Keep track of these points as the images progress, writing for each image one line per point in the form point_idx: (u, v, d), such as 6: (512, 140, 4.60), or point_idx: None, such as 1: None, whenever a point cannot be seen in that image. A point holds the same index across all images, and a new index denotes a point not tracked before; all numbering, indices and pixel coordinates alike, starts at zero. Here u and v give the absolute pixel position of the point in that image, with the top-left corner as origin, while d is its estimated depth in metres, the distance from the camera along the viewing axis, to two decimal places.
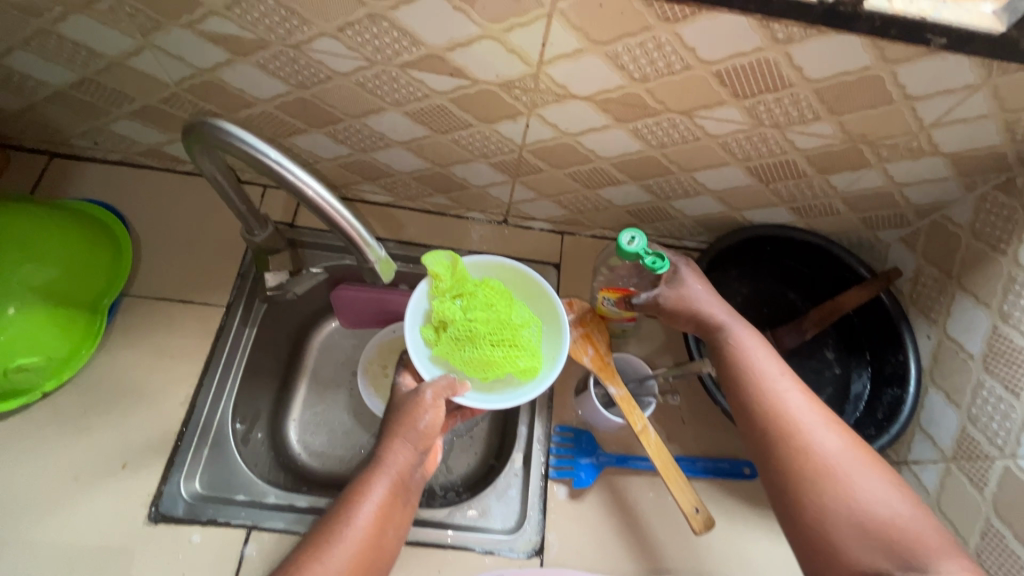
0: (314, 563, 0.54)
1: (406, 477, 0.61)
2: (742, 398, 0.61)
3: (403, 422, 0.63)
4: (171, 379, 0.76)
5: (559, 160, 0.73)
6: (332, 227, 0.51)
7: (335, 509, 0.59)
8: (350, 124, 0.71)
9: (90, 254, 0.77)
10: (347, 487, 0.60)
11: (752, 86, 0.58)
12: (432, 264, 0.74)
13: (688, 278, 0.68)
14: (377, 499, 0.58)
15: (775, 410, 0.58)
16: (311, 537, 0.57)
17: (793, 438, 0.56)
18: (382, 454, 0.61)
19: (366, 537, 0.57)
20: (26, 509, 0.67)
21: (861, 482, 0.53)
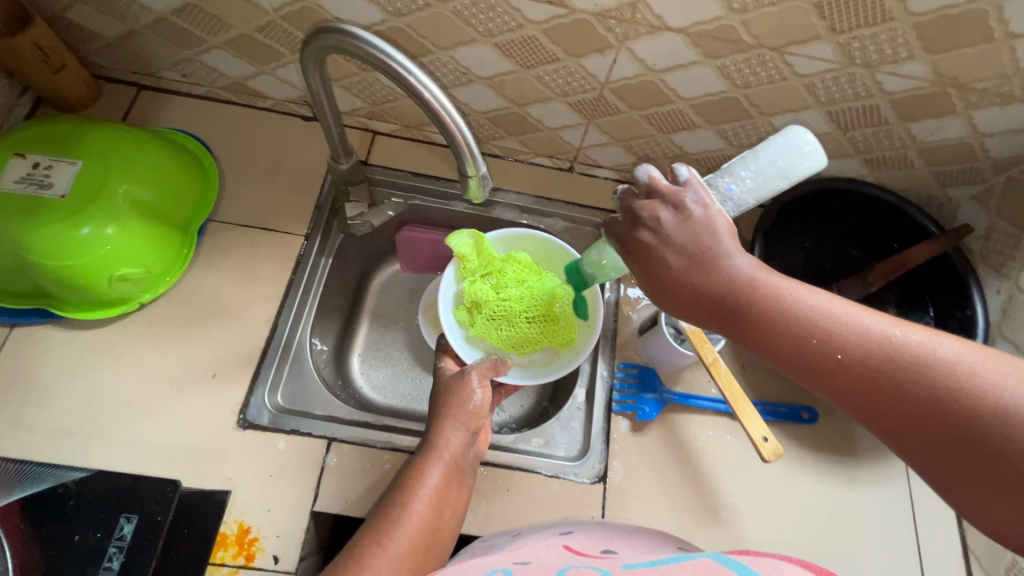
0: (375, 549, 0.55)
1: (458, 460, 0.65)
2: (810, 374, 0.44)
3: (452, 408, 0.68)
4: (254, 300, 0.80)
5: (638, 99, 0.75)
6: (443, 131, 0.53)
7: (391, 497, 0.61)
8: (438, 57, 0.73)
9: (186, 183, 0.81)
10: (402, 475, 0.63)
11: (850, 20, 0.58)
12: (457, 245, 0.77)
13: (662, 223, 0.49)
14: (433, 482, 0.62)
15: (877, 382, 0.41)
16: (370, 524, 0.58)
17: (918, 399, 0.39)
18: (433, 439, 0.65)
19: (425, 519, 0.59)
20: (125, 408, 0.71)
21: None
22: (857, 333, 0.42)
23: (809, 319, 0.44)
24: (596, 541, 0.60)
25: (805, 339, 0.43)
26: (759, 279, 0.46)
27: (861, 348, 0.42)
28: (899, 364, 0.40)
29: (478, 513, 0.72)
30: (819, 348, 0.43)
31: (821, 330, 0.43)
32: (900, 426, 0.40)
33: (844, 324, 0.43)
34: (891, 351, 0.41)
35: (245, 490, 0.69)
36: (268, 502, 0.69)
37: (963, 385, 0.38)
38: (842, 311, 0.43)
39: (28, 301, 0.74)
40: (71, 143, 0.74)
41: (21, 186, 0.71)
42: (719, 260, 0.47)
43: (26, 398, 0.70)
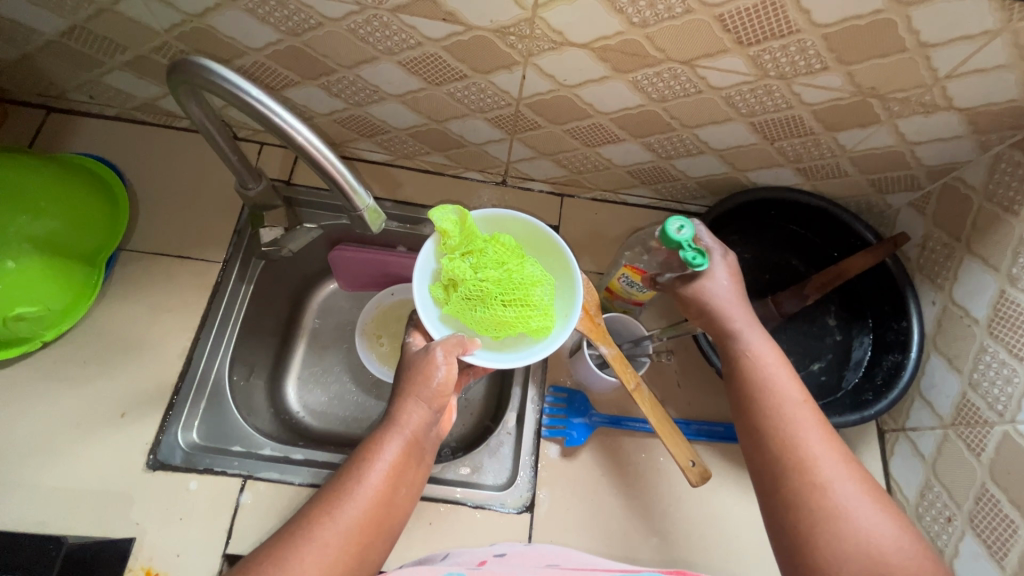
0: (324, 519, 0.51)
1: (419, 436, 0.59)
2: (745, 406, 0.57)
3: (416, 381, 0.60)
4: (168, 332, 0.77)
5: (557, 115, 0.71)
6: (319, 170, 0.50)
7: (343, 469, 0.56)
8: (344, 75, 0.70)
9: (89, 213, 0.77)
10: (358, 448, 0.58)
11: (757, 32, 0.55)
12: (439, 219, 0.67)
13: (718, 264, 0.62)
14: (390, 458, 0.56)
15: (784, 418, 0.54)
16: (320, 494, 0.54)
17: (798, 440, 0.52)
18: (394, 413, 0.59)
19: (377, 496, 0.54)
20: (26, 454, 0.68)
21: (856, 508, 0.48)
22: (792, 400, 0.55)
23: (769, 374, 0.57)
24: (535, 554, 0.63)
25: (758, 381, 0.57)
26: (751, 335, 0.60)
27: (790, 410, 0.54)
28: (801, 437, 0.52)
29: (399, 548, 0.69)
30: (764, 394, 0.56)
31: (772, 384, 0.56)
32: (774, 471, 0.52)
33: (790, 389, 0.56)
34: (803, 423, 0.53)
35: (152, 534, 0.66)
36: (177, 546, 0.66)
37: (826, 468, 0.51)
38: (791, 383, 0.56)
39: None
40: None
41: None
42: (739, 306, 0.61)
43: None
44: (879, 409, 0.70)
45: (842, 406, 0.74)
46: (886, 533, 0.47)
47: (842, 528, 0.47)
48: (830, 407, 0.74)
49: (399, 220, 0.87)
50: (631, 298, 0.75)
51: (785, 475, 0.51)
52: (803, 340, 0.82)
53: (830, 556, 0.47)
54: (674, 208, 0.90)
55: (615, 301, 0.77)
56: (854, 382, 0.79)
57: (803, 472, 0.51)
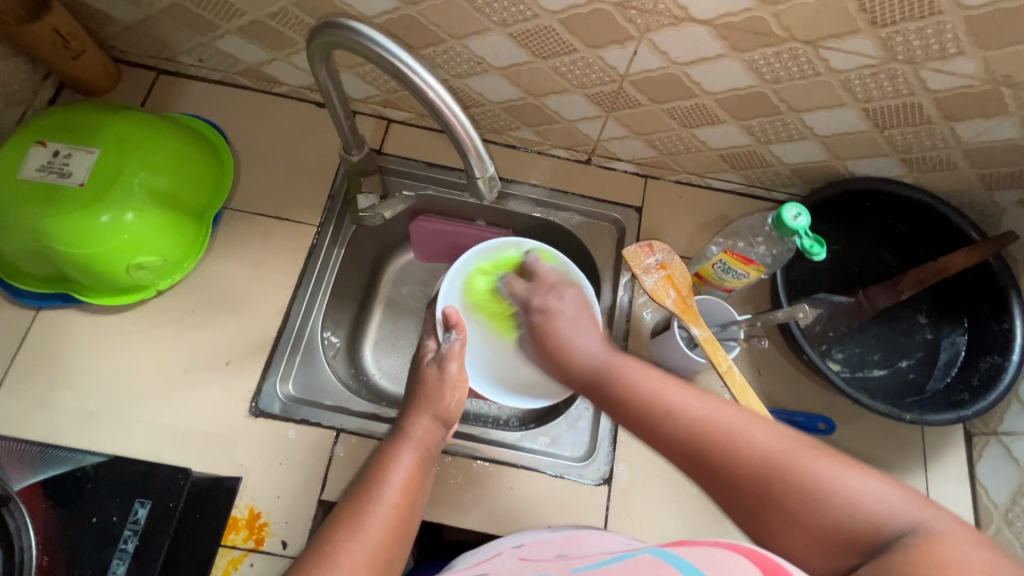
0: (347, 541, 0.50)
1: (429, 448, 0.63)
2: (678, 447, 0.52)
3: (424, 399, 0.66)
4: (268, 289, 0.81)
5: (660, 93, 0.71)
6: (449, 133, 0.52)
7: (355, 491, 0.56)
8: (451, 46, 0.71)
9: (201, 171, 0.81)
10: (372, 460, 0.61)
11: (894, 13, 0.54)
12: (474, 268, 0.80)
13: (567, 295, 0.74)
14: (406, 463, 0.59)
15: (653, 406, 0.55)
16: (335, 519, 0.53)
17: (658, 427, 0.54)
18: (407, 428, 0.64)
19: (397, 504, 0.55)
20: (143, 393, 0.74)
21: (823, 471, 0.43)
22: (691, 424, 0.51)
23: (669, 406, 0.54)
24: (559, 544, 0.56)
25: (660, 424, 0.54)
26: (642, 381, 0.59)
27: (716, 426, 0.50)
28: (729, 443, 0.48)
29: (482, 508, 0.72)
30: (667, 428, 0.53)
31: (670, 414, 0.53)
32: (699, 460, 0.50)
33: (684, 409, 0.53)
34: (732, 427, 0.49)
35: (256, 476, 0.71)
36: (277, 489, 0.71)
37: (784, 464, 0.45)
38: (686, 395, 0.54)
39: (49, 286, 0.76)
40: (87, 130, 0.74)
41: (42, 175, 0.71)
42: (595, 344, 0.68)
43: (52, 379, 0.73)
44: (978, 410, 0.69)
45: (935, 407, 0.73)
46: (902, 509, 0.39)
47: (800, 491, 0.43)
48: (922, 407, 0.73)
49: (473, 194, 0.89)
50: (721, 285, 0.75)
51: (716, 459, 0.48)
52: (890, 336, 0.81)
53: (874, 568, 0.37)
54: (760, 196, 0.88)
55: (704, 285, 0.78)
56: (943, 383, 0.77)
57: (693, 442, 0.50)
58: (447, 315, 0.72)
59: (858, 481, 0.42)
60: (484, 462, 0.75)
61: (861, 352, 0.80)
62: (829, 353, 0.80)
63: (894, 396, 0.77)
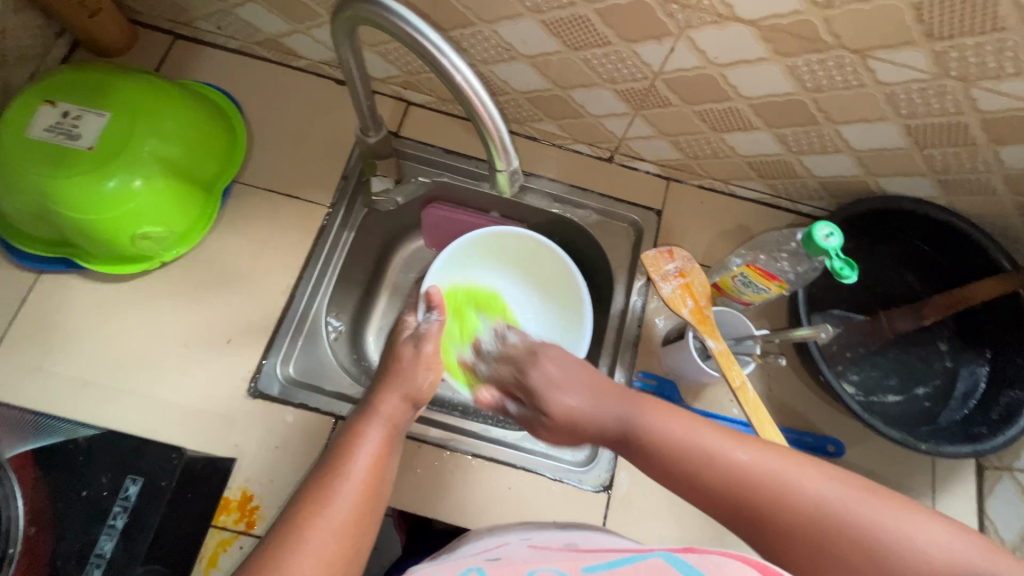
0: (314, 518, 0.46)
1: (398, 427, 0.58)
2: (717, 506, 0.48)
3: (397, 375, 0.62)
4: (275, 267, 0.79)
5: (694, 94, 0.68)
6: (474, 121, 0.49)
7: (321, 466, 0.51)
8: (480, 29, 0.68)
9: (213, 141, 0.78)
10: (339, 433, 0.56)
11: (953, 26, 0.51)
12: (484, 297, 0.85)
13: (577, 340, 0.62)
14: (373, 442, 0.54)
15: (698, 461, 0.49)
16: (302, 494, 0.49)
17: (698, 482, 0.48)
18: (373, 403, 0.59)
19: (364, 484, 0.50)
20: (142, 366, 0.72)
21: (882, 522, 0.42)
22: (732, 471, 0.47)
23: (703, 451, 0.49)
24: (559, 544, 0.56)
25: (691, 475, 0.49)
26: (663, 426, 0.52)
27: (766, 478, 0.46)
28: (783, 498, 0.45)
29: (478, 507, 0.71)
30: (705, 483, 0.48)
31: (703, 467, 0.48)
32: (744, 513, 0.46)
33: (717, 454, 0.48)
34: (781, 476, 0.46)
35: (250, 458, 0.70)
36: (271, 472, 0.70)
37: (846, 518, 0.43)
38: (724, 439, 0.49)
39: (52, 249, 0.74)
40: (98, 92, 0.72)
41: (49, 135, 0.69)
42: (604, 405, 0.55)
43: (51, 345, 0.72)
44: (995, 446, 0.66)
45: (950, 437, 0.71)
46: (947, 549, 0.41)
47: (870, 550, 0.41)
48: (937, 437, 0.71)
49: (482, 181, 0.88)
50: (740, 297, 0.73)
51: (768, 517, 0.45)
52: (908, 361, 0.79)
53: None
54: (784, 207, 0.85)
55: (722, 296, 0.76)
56: (960, 414, 0.75)
57: (743, 499, 0.46)
58: (430, 295, 0.71)
59: (919, 528, 0.42)
60: (482, 460, 0.73)
61: (878, 376, 0.78)
62: (845, 374, 0.78)
63: (909, 423, 0.75)
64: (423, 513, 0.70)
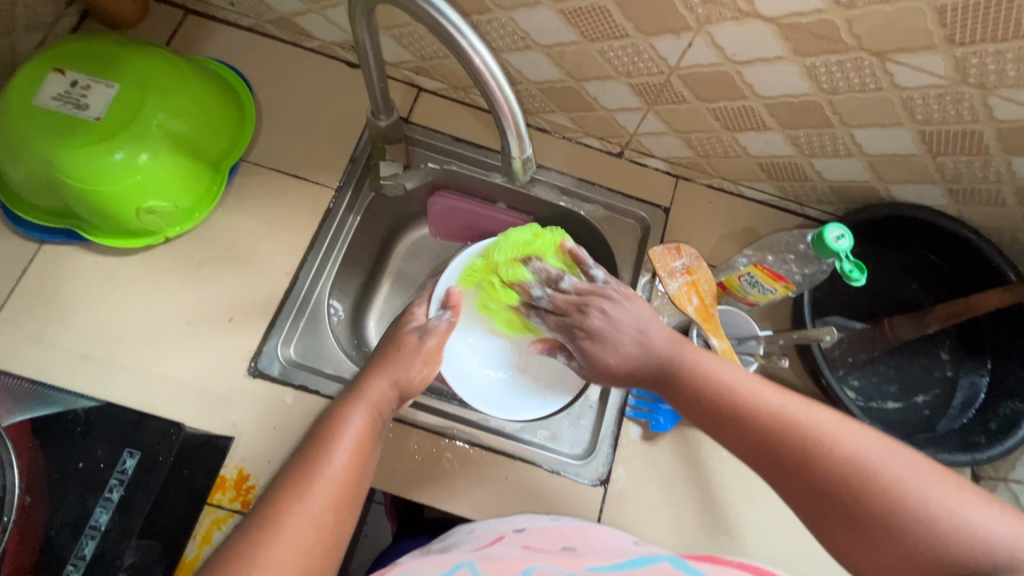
0: (290, 506, 0.47)
1: (381, 410, 0.58)
2: (751, 448, 0.51)
3: (388, 360, 0.62)
4: (280, 248, 0.78)
5: (709, 91, 0.68)
6: (491, 105, 0.49)
7: (301, 452, 0.52)
8: (497, 16, 0.68)
9: (222, 117, 0.78)
10: (321, 419, 0.55)
11: (975, 31, 0.51)
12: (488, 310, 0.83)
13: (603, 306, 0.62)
14: (356, 428, 0.54)
15: (750, 408, 0.52)
16: (281, 479, 0.49)
17: (747, 426, 0.51)
18: (361, 387, 0.58)
19: (344, 472, 0.50)
20: (142, 341, 0.72)
21: (917, 483, 0.44)
22: (771, 417, 0.51)
23: (747, 398, 0.52)
24: (556, 535, 0.57)
25: (745, 420, 0.52)
26: (705, 362, 0.56)
27: (810, 430, 0.49)
28: (821, 447, 0.48)
29: (474, 496, 0.71)
30: (744, 427, 0.52)
31: (744, 408, 0.52)
32: (785, 461, 0.49)
33: (771, 405, 0.51)
34: (815, 428, 0.49)
35: (247, 438, 0.69)
36: (268, 453, 0.69)
37: (877, 471, 0.45)
38: (776, 394, 0.52)
39: (56, 221, 0.73)
40: (108, 62, 0.71)
41: (57, 104, 0.68)
42: (655, 338, 0.59)
43: (51, 315, 0.71)
44: (993, 455, 0.67)
45: (948, 446, 0.71)
46: (978, 513, 0.42)
47: (902, 507, 0.44)
48: (935, 444, 0.71)
49: (491, 170, 0.88)
50: (745, 298, 0.73)
51: (808, 463, 0.48)
52: (909, 369, 0.79)
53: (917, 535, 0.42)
54: (792, 211, 0.84)
55: (727, 296, 0.76)
56: (959, 423, 0.75)
57: (785, 444, 0.49)
58: (451, 296, 0.72)
59: (954, 495, 0.44)
60: (481, 450, 0.73)
61: (878, 382, 0.78)
62: (845, 379, 0.78)
63: (907, 430, 0.75)
64: (419, 499, 0.70)
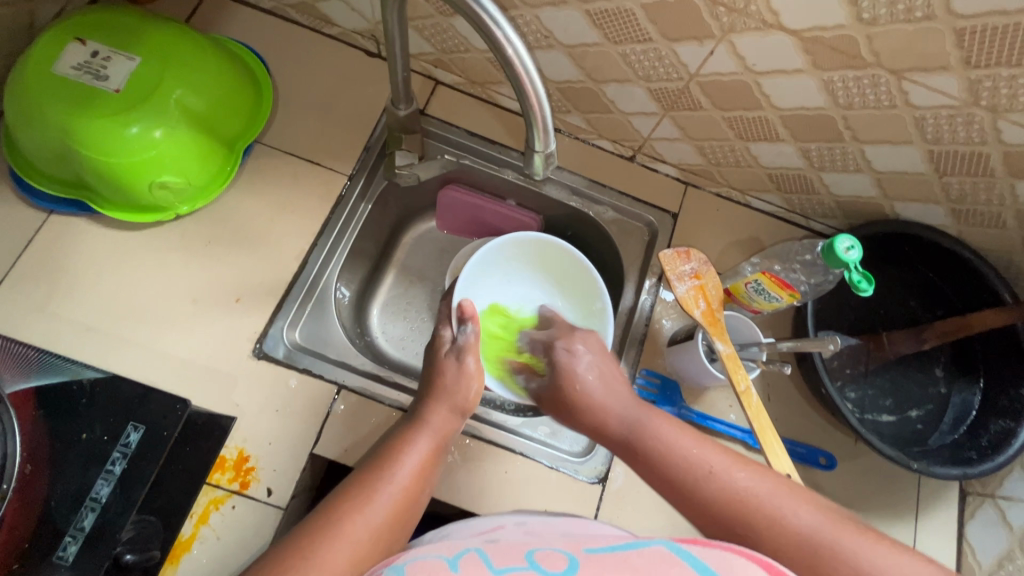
0: (354, 514, 0.51)
1: (445, 438, 0.61)
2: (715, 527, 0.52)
3: (451, 385, 0.64)
4: (290, 231, 0.78)
5: (725, 100, 0.69)
6: (519, 96, 0.50)
7: (369, 466, 0.56)
8: (523, 14, 0.69)
9: (240, 98, 0.77)
10: (387, 441, 0.60)
11: (990, 55, 0.53)
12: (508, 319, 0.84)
13: (573, 359, 0.70)
14: (420, 452, 0.58)
15: (699, 475, 0.54)
16: (344, 488, 0.53)
17: (697, 491, 0.53)
18: (425, 414, 0.62)
19: (404, 492, 0.54)
20: (147, 317, 0.71)
21: (860, 551, 0.46)
22: (728, 493, 0.52)
23: (704, 469, 0.54)
24: (555, 526, 0.57)
25: (695, 492, 0.53)
26: (664, 432, 0.59)
27: (755, 501, 0.51)
28: (765, 519, 0.50)
29: (474, 487, 0.71)
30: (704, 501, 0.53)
31: (699, 482, 0.54)
32: (730, 530, 0.51)
33: (722, 477, 0.53)
34: (772, 502, 0.50)
35: (249, 419, 0.69)
36: (269, 435, 0.68)
37: (819, 543, 0.47)
38: (729, 460, 0.54)
39: (65, 190, 0.72)
40: (130, 34, 0.71)
41: (76, 73, 0.68)
42: (615, 398, 0.64)
43: (55, 285, 0.70)
44: (984, 471, 0.69)
45: (941, 460, 0.73)
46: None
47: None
48: (927, 458, 0.73)
49: (504, 166, 0.88)
50: (750, 304, 0.74)
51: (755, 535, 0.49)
52: (904, 384, 0.80)
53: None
54: (797, 223, 0.85)
55: (731, 302, 0.77)
56: (951, 439, 0.77)
57: (735, 510, 0.51)
58: (463, 308, 0.70)
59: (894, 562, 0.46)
60: (482, 442, 0.73)
61: (874, 395, 0.79)
62: (843, 391, 0.79)
63: (901, 443, 0.76)
64: None
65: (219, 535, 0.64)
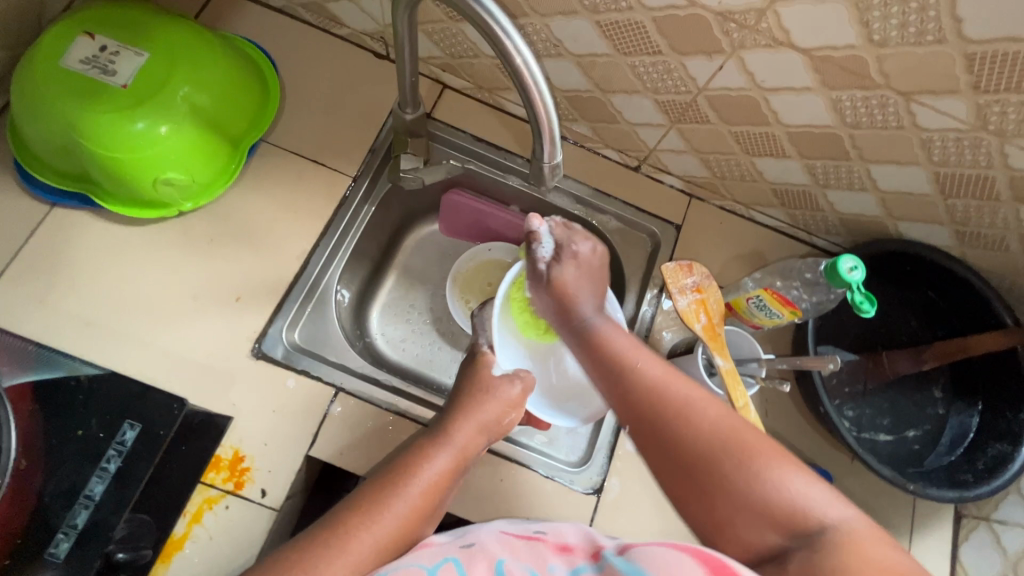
0: (360, 531, 0.52)
1: (467, 456, 0.62)
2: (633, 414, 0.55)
3: (476, 406, 0.65)
4: (292, 230, 0.78)
5: (733, 115, 0.69)
6: (527, 106, 0.50)
7: (384, 479, 0.57)
8: (533, 22, 0.69)
9: (246, 96, 0.77)
10: (405, 454, 0.60)
11: (999, 81, 0.53)
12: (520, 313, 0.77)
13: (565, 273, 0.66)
14: (440, 468, 0.59)
15: (632, 377, 0.56)
16: (356, 502, 0.54)
17: (620, 382, 0.57)
18: (450, 428, 0.62)
19: (415, 512, 0.55)
20: (146, 313, 0.71)
21: (773, 468, 0.48)
22: (647, 385, 0.55)
23: (630, 367, 0.57)
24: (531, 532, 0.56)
25: (620, 380, 0.57)
26: (609, 333, 0.62)
27: (671, 394, 0.54)
28: (679, 413, 0.52)
29: (469, 494, 0.71)
30: (625, 382, 0.56)
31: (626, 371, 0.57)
32: (642, 417, 0.54)
33: (645, 374, 0.56)
34: (691, 400, 0.53)
35: (245, 419, 0.68)
36: (265, 435, 0.68)
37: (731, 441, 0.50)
38: (653, 364, 0.57)
39: (69, 183, 0.72)
40: (141, 30, 0.71)
41: (85, 67, 0.68)
42: (583, 292, 0.66)
43: (56, 279, 0.70)
44: (980, 494, 0.68)
45: (937, 481, 0.73)
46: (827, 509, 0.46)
47: (750, 484, 0.47)
48: (924, 479, 0.72)
49: (509, 172, 0.88)
50: (751, 320, 0.74)
51: (663, 426, 0.52)
52: (902, 404, 0.80)
53: (742, 476, 0.48)
54: (800, 239, 0.85)
55: (732, 317, 0.77)
56: (947, 460, 0.77)
57: (652, 403, 0.54)
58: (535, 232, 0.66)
59: (803, 483, 0.47)
60: None
61: (871, 414, 0.79)
62: (841, 409, 0.79)
63: (897, 463, 0.76)
64: None
65: (211, 536, 0.63)
